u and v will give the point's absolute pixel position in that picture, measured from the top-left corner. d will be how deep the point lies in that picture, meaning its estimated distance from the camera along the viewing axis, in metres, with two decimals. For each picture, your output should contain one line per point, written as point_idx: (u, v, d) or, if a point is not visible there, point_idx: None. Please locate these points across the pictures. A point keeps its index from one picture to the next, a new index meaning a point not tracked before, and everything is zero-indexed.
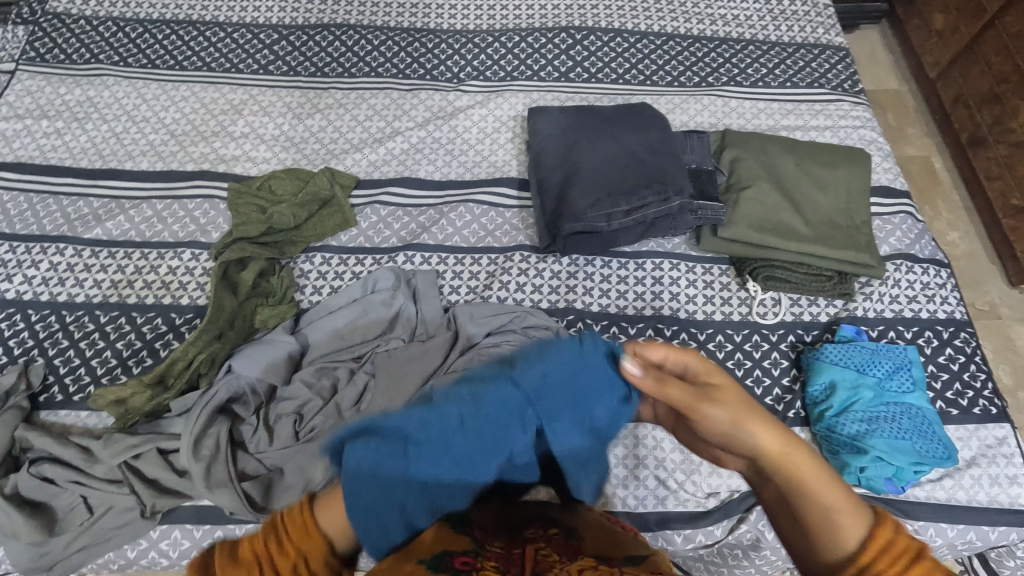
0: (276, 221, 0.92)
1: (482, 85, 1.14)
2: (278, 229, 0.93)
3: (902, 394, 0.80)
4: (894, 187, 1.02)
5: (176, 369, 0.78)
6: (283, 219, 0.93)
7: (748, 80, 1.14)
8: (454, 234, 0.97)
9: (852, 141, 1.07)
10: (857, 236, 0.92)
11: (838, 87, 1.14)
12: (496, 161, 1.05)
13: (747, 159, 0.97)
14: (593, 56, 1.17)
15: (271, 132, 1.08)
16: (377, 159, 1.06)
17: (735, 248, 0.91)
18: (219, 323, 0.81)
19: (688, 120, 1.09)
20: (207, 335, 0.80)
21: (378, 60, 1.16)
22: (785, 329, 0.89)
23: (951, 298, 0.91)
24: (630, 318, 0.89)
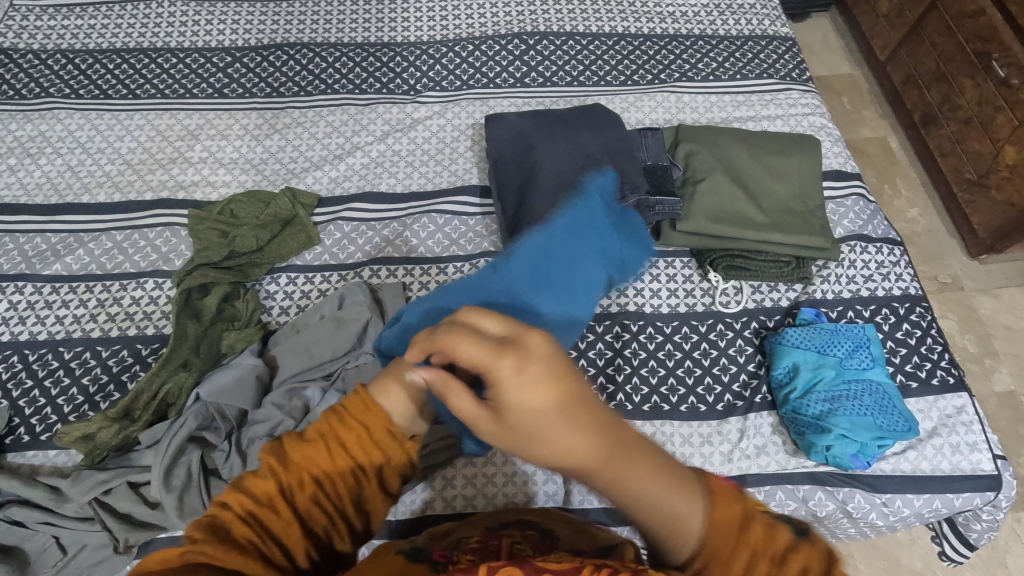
0: (238, 245, 0.92)
1: (438, 96, 1.15)
2: (240, 252, 0.93)
3: (863, 371, 0.82)
4: (845, 170, 1.05)
5: (143, 401, 0.78)
6: (245, 242, 0.93)
7: (700, 74, 1.16)
8: (419, 245, 0.97)
9: (803, 129, 1.10)
10: (811, 221, 0.94)
11: (787, 76, 1.17)
12: (457, 170, 1.06)
13: (701, 153, 0.99)
14: (546, 60, 1.18)
15: (229, 155, 1.08)
16: (338, 176, 1.06)
17: (695, 240, 0.93)
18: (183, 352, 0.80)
19: (643, 117, 1.11)
20: (172, 365, 0.80)
21: (333, 76, 1.16)
22: (748, 317, 0.90)
23: (906, 274, 0.94)
24: (597, 316, 0.91)
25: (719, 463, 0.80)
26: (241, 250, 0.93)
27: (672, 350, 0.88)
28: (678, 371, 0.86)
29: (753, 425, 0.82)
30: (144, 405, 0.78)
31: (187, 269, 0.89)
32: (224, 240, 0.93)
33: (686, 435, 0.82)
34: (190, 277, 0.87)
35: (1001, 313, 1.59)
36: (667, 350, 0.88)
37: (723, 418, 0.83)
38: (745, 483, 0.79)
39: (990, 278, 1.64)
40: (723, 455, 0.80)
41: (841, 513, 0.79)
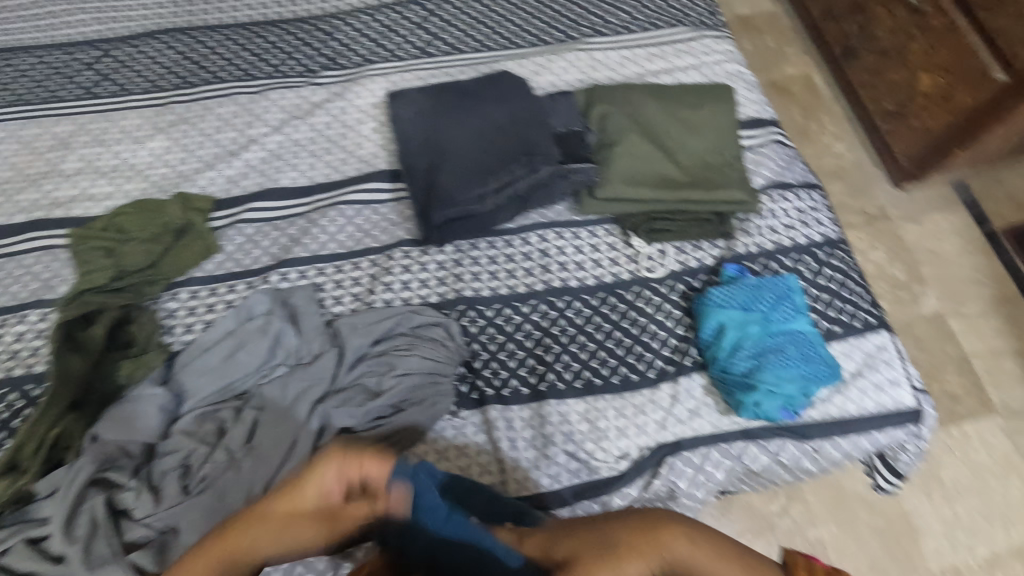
0: (129, 266, 0.85)
1: (337, 75, 1.06)
2: (131, 271, 0.85)
3: (788, 322, 0.82)
4: (762, 117, 1.03)
5: (29, 451, 0.71)
6: (136, 262, 0.85)
7: (611, 28, 1.11)
8: (329, 241, 0.91)
9: (717, 77, 1.07)
10: (729, 174, 0.92)
11: (699, 22, 1.13)
12: (363, 154, 0.99)
13: (614, 113, 0.94)
14: (450, 26, 1.11)
15: (110, 163, 0.98)
16: (235, 174, 0.98)
17: (614, 207, 0.90)
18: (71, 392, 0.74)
19: (556, 80, 1.06)
20: (57, 407, 0.73)
21: (219, 63, 1.06)
22: (673, 279, 0.89)
23: (824, 219, 0.94)
24: (522, 296, 0.88)
25: (654, 432, 0.79)
26: (132, 270, 0.85)
27: (601, 323, 0.86)
28: (608, 343, 0.85)
29: (684, 389, 0.82)
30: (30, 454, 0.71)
31: (70, 298, 0.81)
32: (111, 260, 0.85)
33: (619, 407, 0.81)
34: (73, 307, 0.80)
35: (926, 239, 1.64)
36: (595, 323, 0.86)
37: (655, 386, 0.82)
38: (680, 448, 0.79)
39: (916, 205, 1.68)
40: (657, 423, 0.80)
41: (775, 464, 0.81)
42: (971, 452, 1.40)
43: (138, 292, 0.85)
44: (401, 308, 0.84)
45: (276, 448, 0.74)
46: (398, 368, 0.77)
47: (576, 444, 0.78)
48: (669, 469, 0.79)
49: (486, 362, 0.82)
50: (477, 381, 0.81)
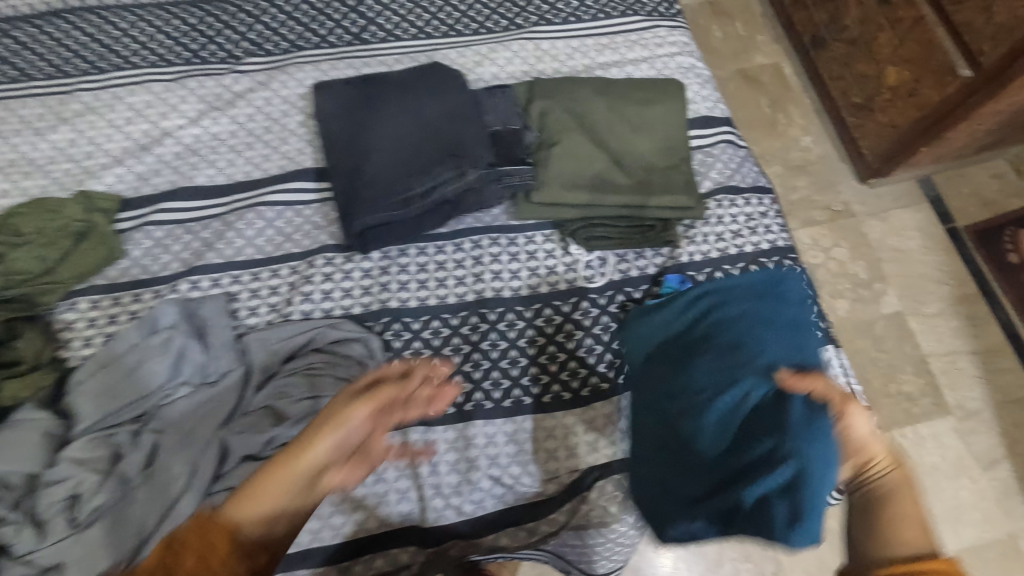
0: (17, 272, 0.78)
1: (261, 62, 0.98)
2: (18, 277, 0.78)
3: (737, 340, 0.71)
4: (714, 116, 0.98)
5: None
6: (23, 267, 0.78)
7: (560, 16, 1.04)
8: (246, 246, 0.85)
9: (670, 71, 1.01)
10: (675, 177, 0.87)
11: (654, 11, 1.07)
12: (288, 151, 0.92)
13: (555, 111, 0.88)
14: (388, 10, 1.03)
15: (7, 157, 0.89)
16: (147, 171, 0.90)
17: (552, 212, 0.84)
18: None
19: (499, 72, 0.99)
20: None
21: (131, 46, 0.97)
22: (613, 290, 0.84)
23: (774, 226, 0.90)
24: (452, 308, 0.82)
25: (585, 454, 0.76)
26: (21, 275, 0.78)
27: (535, 337, 0.81)
28: (541, 359, 0.80)
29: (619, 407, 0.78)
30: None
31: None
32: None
33: (550, 428, 0.77)
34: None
35: (889, 236, 1.61)
36: (529, 337, 0.81)
37: (589, 405, 0.78)
38: (611, 470, 0.76)
39: (880, 202, 1.65)
40: (588, 445, 0.76)
41: None
42: (924, 453, 1.40)
43: (29, 302, 0.78)
44: (319, 321, 0.78)
45: (174, 475, 0.68)
46: (309, 390, 0.72)
47: (502, 467, 0.74)
48: (599, 493, 0.76)
49: None
50: None
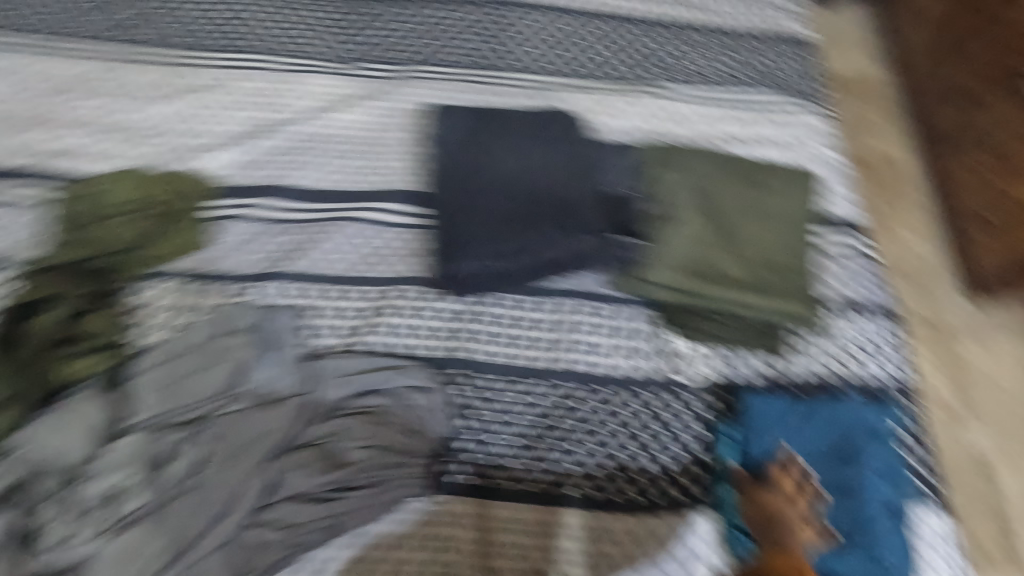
0: (102, 241, 0.76)
1: (378, 69, 0.95)
2: (102, 245, 0.76)
3: (828, 447, 0.72)
4: (847, 218, 0.89)
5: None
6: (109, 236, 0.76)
7: (696, 77, 0.98)
8: (333, 260, 0.82)
9: (805, 160, 0.93)
10: (794, 281, 0.79)
11: (799, 90, 0.99)
12: (392, 167, 0.89)
13: (676, 182, 0.82)
14: (518, 40, 0.98)
15: (120, 121, 0.89)
16: (249, 160, 0.88)
17: (654, 292, 0.77)
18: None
19: (619, 125, 0.93)
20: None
21: (256, 32, 0.96)
22: (706, 390, 0.76)
23: (895, 356, 0.80)
24: (529, 372, 0.75)
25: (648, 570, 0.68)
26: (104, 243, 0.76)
27: (613, 426, 0.73)
28: (617, 452, 0.72)
29: (695, 528, 0.69)
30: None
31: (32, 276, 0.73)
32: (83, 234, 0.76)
33: (614, 531, 0.69)
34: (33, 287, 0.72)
35: None
36: (607, 424, 0.73)
37: (659, 513, 0.70)
38: None
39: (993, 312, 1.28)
40: (653, 564, 0.68)
41: None
42: None
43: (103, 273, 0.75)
44: (392, 361, 0.73)
45: (213, 502, 0.62)
46: (375, 438, 0.68)
47: (556, 564, 0.68)
48: None
49: (472, 445, 0.71)
50: (458, 466, 0.70)
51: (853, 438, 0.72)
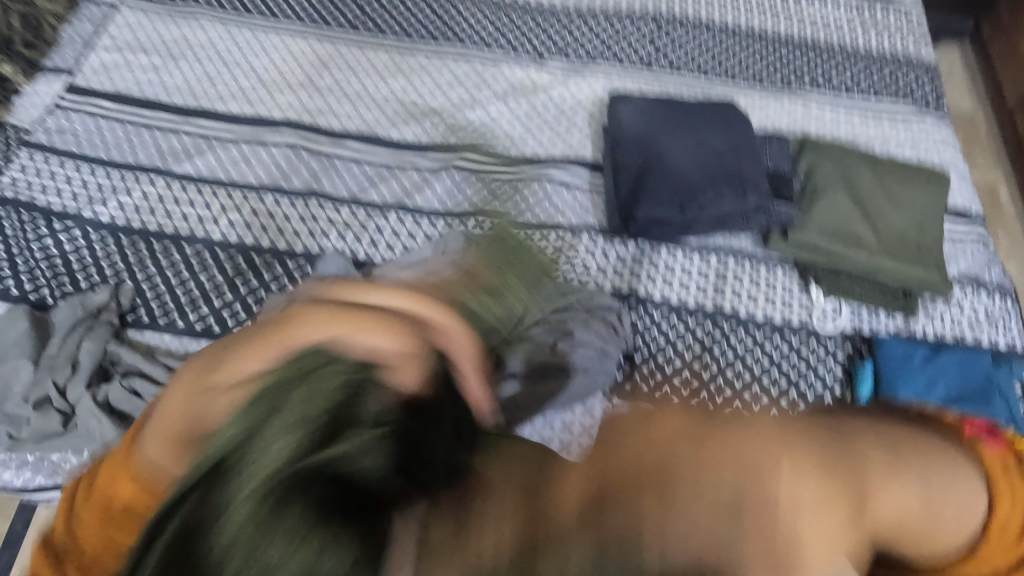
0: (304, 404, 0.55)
1: (563, 63, 1.14)
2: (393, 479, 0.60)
3: (965, 389, 0.84)
4: (969, 210, 1.00)
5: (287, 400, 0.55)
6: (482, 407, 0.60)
7: (832, 86, 1.13)
8: (525, 208, 0.99)
9: (931, 160, 1.05)
10: (928, 254, 0.91)
11: (923, 103, 1.12)
12: (572, 141, 1.06)
13: (824, 165, 0.96)
14: (677, 46, 1.16)
15: (355, 89, 1.10)
16: (456, 127, 1.07)
17: (804, 254, 0.92)
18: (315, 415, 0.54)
19: (767, 121, 1.08)
20: (262, 412, 0.54)
21: (463, 28, 1.17)
22: (844, 338, 0.90)
23: (1014, 328, 0.91)
24: (691, 309, 0.91)
25: None
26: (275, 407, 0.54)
27: (761, 357, 0.88)
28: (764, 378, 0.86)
29: None
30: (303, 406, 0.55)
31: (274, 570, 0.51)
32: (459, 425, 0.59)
33: None
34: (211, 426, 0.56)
35: None
36: (756, 356, 0.88)
37: None
38: None
39: None
40: None
41: None
42: None
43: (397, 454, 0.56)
44: (582, 285, 0.89)
45: None
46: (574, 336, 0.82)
47: None
48: None
49: (646, 358, 0.87)
50: (635, 373, 0.86)
51: (987, 384, 0.84)
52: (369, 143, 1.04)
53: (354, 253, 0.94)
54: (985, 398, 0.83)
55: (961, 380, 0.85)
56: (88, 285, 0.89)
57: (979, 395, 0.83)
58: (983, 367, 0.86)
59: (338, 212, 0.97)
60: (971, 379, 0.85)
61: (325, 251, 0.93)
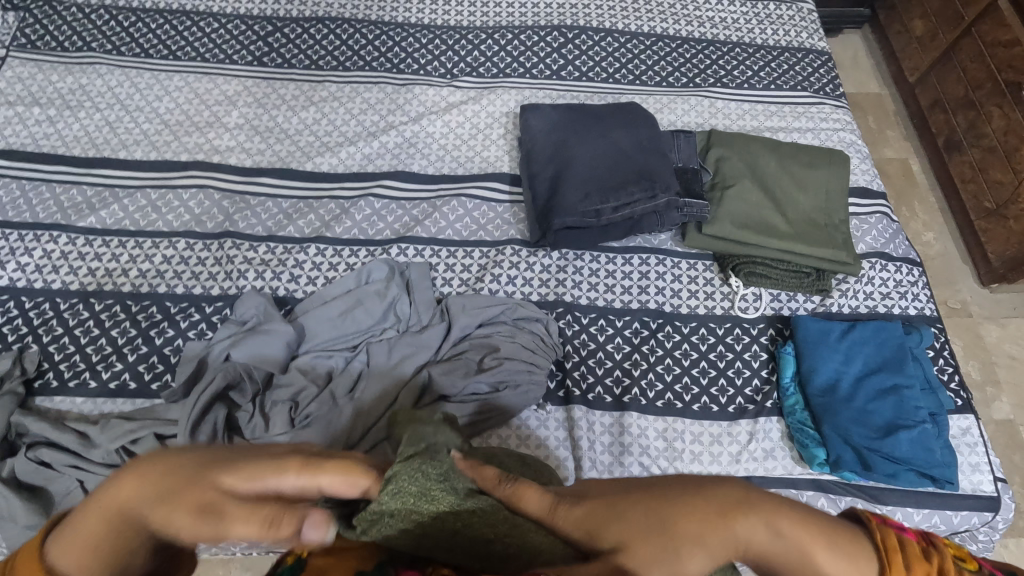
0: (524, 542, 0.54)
1: (475, 80, 1.15)
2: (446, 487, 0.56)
3: (880, 358, 0.86)
4: (871, 188, 1.05)
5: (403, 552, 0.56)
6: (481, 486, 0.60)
7: (735, 82, 1.17)
8: (447, 227, 0.99)
9: (832, 144, 1.10)
10: (834, 234, 0.95)
11: (821, 90, 1.17)
12: (489, 156, 1.07)
13: (731, 159, 0.99)
14: (584, 56, 1.19)
15: (264, 123, 1.08)
16: (371, 153, 1.06)
17: (720, 245, 0.94)
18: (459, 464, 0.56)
19: (676, 120, 1.11)
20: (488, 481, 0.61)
21: (371, 55, 1.17)
22: (766, 323, 0.93)
23: (922, 295, 0.96)
24: (618, 311, 0.92)
25: (727, 463, 0.82)
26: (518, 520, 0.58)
27: (689, 350, 0.90)
28: (694, 371, 0.88)
29: (762, 428, 0.84)
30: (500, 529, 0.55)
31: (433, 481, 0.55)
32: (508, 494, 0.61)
33: (697, 433, 0.84)
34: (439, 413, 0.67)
35: (1007, 341, 1.54)
36: (684, 350, 0.90)
37: (733, 421, 0.85)
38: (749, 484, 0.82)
39: (999, 307, 1.59)
40: (722, 459, 0.82)
41: None
42: None
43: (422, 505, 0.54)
44: (507, 298, 0.89)
45: (376, 404, 0.79)
46: (501, 352, 0.83)
47: (652, 459, 0.82)
48: None
49: (577, 364, 0.87)
50: (566, 380, 0.86)
51: (902, 350, 0.86)
52: (283, 176, 1.02)
53: (274, 291, 0.92)
54: (899, 363, 0.85)
55: (877, 351, 0.86)
56: None
57: (894, 361, 0.85)
58: (899, 333, 0.88)
59: (255, 250, 0.95)
60: (887, 347, 0.86)
61: (243, 292, 0.90)
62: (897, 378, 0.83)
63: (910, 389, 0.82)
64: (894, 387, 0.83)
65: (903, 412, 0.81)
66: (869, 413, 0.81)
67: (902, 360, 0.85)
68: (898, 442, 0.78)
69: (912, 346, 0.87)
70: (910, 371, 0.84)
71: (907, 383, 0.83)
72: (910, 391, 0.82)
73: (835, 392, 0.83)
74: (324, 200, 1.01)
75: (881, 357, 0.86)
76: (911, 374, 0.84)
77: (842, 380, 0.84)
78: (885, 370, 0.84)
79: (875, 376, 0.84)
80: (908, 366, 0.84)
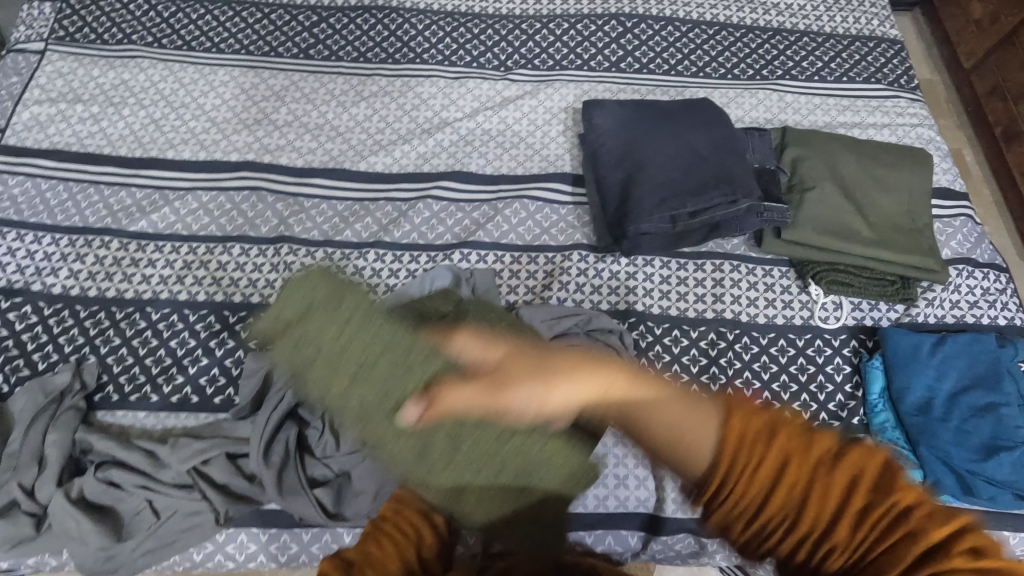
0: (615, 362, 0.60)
1: (531, 74, 1.10)
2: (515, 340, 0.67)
3: (973, 373, 0.81)
4: (953, 189, 1.00)
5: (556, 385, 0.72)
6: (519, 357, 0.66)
7: (804, 74, 1.11)
8: (510, 231, 0.95)
9: (910, 141, 1.04)
10: (920, 239, 0.90)
11: (896, 83, 1.11)
12: (549, 155, 1.02)
13: (808, 159, 0.94)
14: (644, 46, 1.13)
15: (314, 120, 1.03)
16: (426, 152, 1.02)
17: (799, 252, 0.90)
18: (413, 371, 0.51)
19: (744, 115, 1.06)
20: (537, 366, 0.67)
21: (421, 46, 1.12)
22: (848, 334, 0.88)
23: (1012, 304, 0.91)
24: (692, 321, 0.88)
25: None
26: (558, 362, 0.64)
27: (768, 363, 0.86)
28: (774, 384, 0.84)
29: None
30: (484, 511, 0.55)
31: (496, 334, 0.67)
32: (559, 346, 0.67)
33: None
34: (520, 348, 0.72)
35: None
36: (763, 362, 0.86)
37: None
38: None
39: None
40: None
41: None
42: None
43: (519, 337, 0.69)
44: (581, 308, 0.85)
45: None
46: None
47: None
48: None
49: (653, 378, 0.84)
50: None
51: (997, 365, 0.82)
52: (337, 177, 0.98)
53: None
54: (995, 379, 0.80)
55: (972, 365, 0.82)
56: (46, 366, 0.82)
57: (989, 377, 0.81)
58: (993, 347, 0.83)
59: (312, 256, 0.91)
60: (981, 361, 0.82)
61: None
62: (995, 395, 0.79)
63: (1009, 407, 0.78)
64: (991, 404, 0.79)
65: (1004, 430, 0.77)
66: (966, 433, 0.77)
67: (998, 375, 0.81)
68: (998, 465, 0.75)
69: (1007, 360, 0.83)
70: (1008, 388, 0.80)
71: (1004, 400, 0.79)
72: (1009, 409, 0.78)
73: (928, 411, 0.79)
74: (380, 202, 0.97)
75: (975, 372, 0.81)
76: (1009, 390, 0.80)
77: (935, 397, 0.80)
78: (980, 386, 0.80)
79: (970, 393, 0.80)
80: (1005, 382, 0.80)
